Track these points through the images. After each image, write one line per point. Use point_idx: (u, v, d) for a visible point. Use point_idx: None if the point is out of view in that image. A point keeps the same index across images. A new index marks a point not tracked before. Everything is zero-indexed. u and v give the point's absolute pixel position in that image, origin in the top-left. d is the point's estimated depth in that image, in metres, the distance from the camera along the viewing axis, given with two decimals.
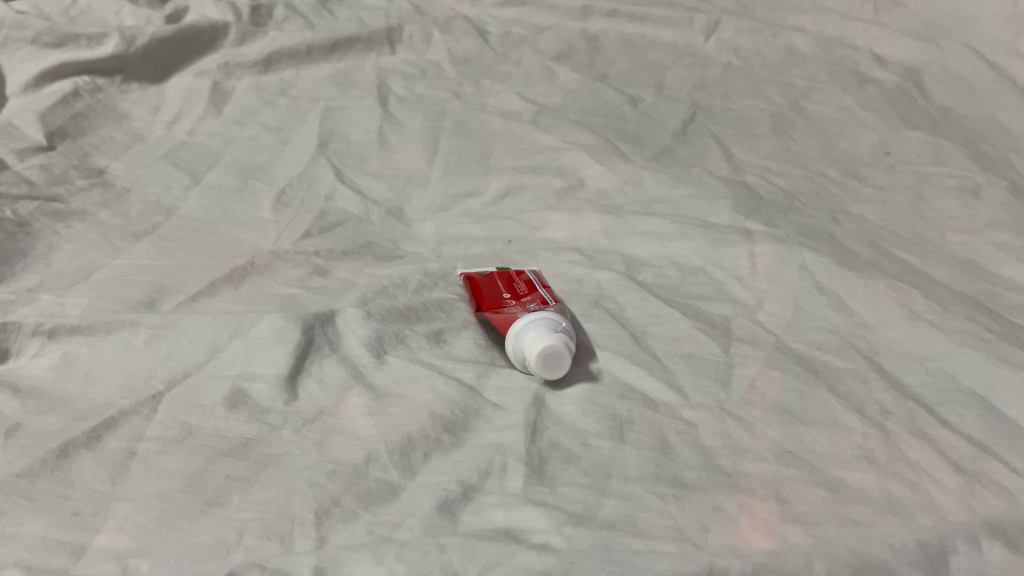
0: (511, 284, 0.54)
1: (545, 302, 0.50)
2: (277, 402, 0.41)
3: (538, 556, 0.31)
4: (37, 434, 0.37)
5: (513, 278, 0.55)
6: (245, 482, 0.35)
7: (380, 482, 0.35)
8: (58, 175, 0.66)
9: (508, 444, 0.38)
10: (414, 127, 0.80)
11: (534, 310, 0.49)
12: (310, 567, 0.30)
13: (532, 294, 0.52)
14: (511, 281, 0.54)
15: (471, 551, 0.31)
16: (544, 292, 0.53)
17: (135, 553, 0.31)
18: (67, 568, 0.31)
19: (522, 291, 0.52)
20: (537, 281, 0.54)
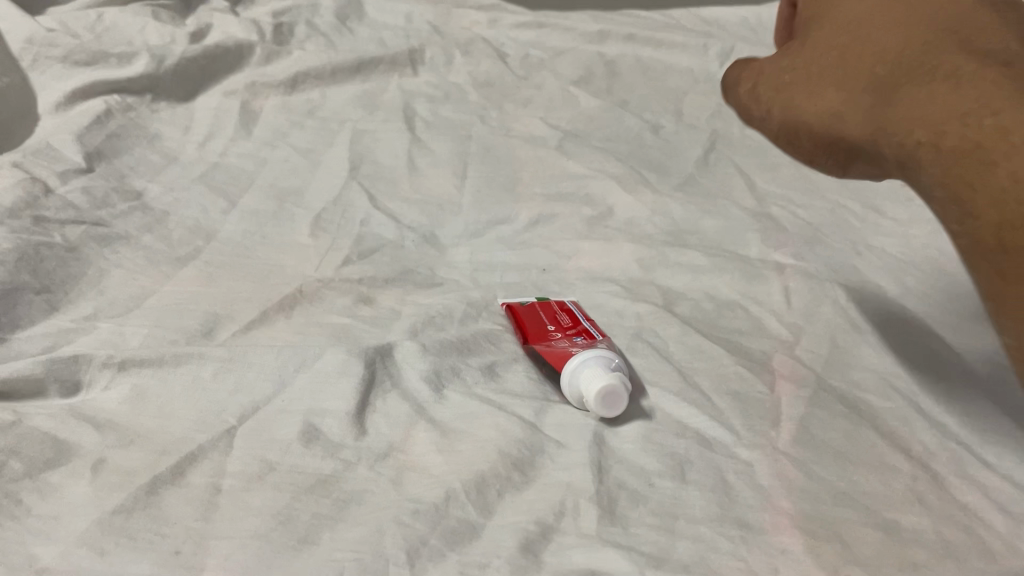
0: (556, 316, 0.55)
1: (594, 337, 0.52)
2: (348, 437, 0.42)
3: None
4: (123, 469, 0.39)
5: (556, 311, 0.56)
6: (332, 520, 0.36)
7: (462, 521, 0.37)
8: (100, 199, 0.67)
9: (578, 482, 0.39)
10: (442, 152, 0.82)
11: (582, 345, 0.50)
12: None
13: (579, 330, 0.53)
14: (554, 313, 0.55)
15: None
16: (589, 327, 0.54)
17: None
18: None
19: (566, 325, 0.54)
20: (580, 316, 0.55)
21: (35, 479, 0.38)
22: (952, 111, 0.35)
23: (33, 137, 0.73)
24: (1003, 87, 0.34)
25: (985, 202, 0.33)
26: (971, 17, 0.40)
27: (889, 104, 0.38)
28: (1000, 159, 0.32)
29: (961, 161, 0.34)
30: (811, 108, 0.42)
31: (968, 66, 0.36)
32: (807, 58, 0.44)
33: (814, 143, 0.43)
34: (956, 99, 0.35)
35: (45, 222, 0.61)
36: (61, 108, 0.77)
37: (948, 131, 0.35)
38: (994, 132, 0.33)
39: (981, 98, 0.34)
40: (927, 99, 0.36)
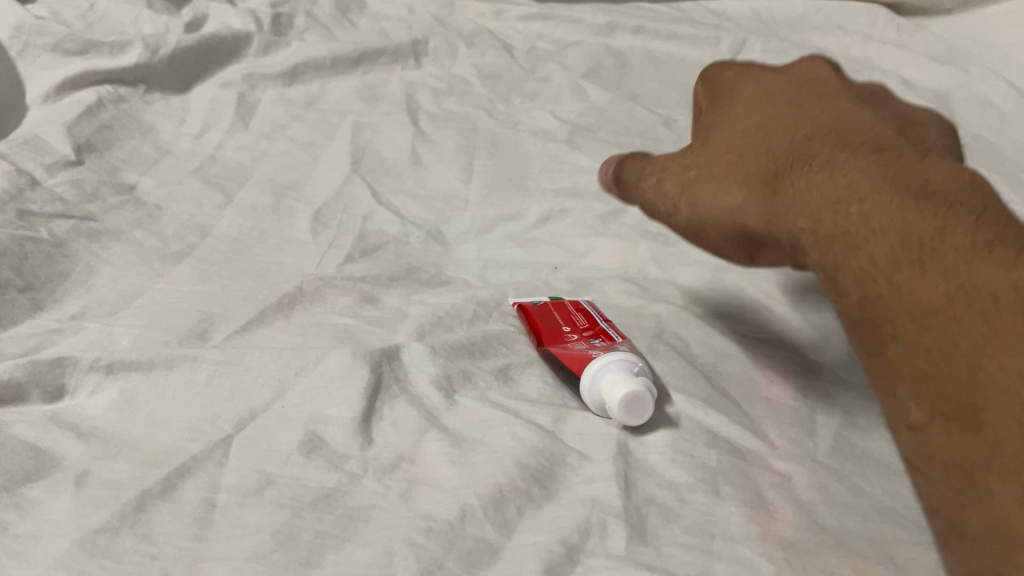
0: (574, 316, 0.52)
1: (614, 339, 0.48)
2: (353, 447, 0.39)
3: None
4: (109, 482, 0.35)
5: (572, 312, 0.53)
6: (337, 540, 0.33)
7: (479, 541, 0.34)
8: (90, 192, 0.64)
9: (603, 498, 0.36)
10: (447, 145, 0.79)
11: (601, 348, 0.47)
12: None
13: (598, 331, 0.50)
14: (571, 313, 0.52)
15: None
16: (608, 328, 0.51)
17: None
18: None
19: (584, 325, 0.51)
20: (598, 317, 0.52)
21: (13, 493, 0.35)
22: (828, 198, 0.36)
23: (21, 129, 0.70)
24: (872, 173, 0.36)
25: (853, 285, 0.34)
26: (845, 113, 0.42)
27: (777, 195, 0.39)
28: (862, 247, 0.34)
29: (831, 246, 0.35)
30: (707, 199, 0.42)
31: (842, 155, 0.38)
32: (705, 157, 0.44)
33: (723, 237, 0.42)
34: (829, 188, 0.37)
35: (31, 217, 0.58)
36: (50, 99, 0.74)
37: (823, 219, 0.36)
38: (858, 221, 0.35)
39: (850, 186, 0.36)
40: (808, 189, 0.38)
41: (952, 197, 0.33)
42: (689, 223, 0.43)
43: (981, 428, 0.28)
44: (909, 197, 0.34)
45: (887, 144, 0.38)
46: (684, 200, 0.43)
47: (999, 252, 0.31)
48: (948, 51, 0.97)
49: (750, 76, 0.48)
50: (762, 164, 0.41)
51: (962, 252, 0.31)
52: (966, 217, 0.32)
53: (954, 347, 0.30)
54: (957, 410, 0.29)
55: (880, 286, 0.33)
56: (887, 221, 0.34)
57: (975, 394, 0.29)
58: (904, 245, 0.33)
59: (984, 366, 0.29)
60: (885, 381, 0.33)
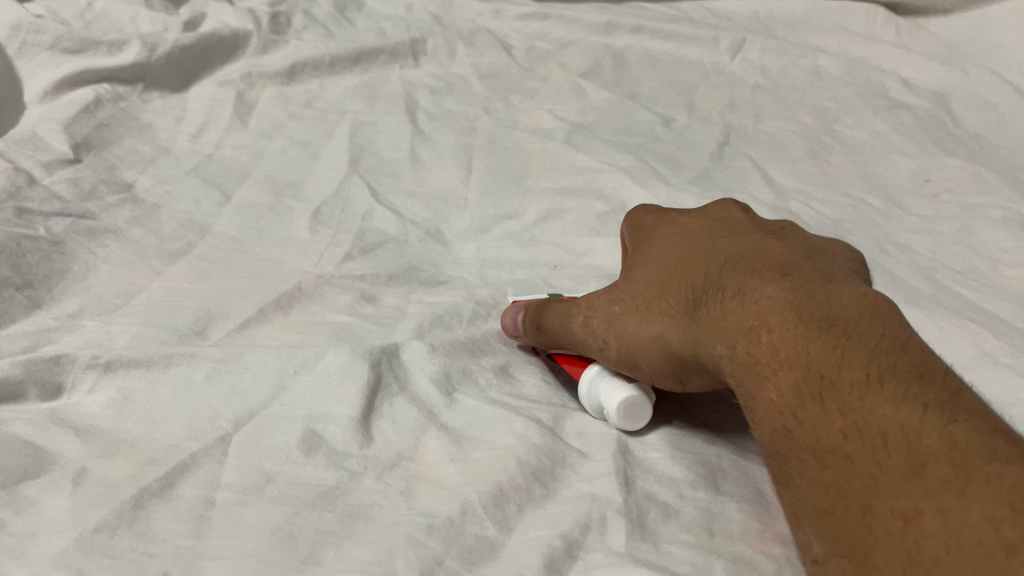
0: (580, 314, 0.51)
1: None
2: (352, 445, 0.39)
3: None
4: (107, 480, 0.35)
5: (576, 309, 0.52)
6: (337, 537, 0.33)
7: (480, 539, 0.34)
8: (88, 191, 0.63)
9: (603, 494, 0.36)
10: (446, 144, 0.78)
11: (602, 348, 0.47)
12: None
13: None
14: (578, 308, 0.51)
15: None
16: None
17: None
18: None
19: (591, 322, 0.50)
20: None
21: (10, 491, 0.34)
22: (739, 326, 0.35)
23: (18, 128, 0.70)
24: (781, 297, 0.35)
25: (766, 418, 0.33)
26: (760, 242, 0.41)
27: (695, 319, 0.38)
28: (773, 380, 0.33)
29: (743, 376, 0.34)
30: (631, 329, 0.40)
31: (754, 279, 0.37)
32: (628, 290, 0.43)
33: (649, 368, 0.39)
34: (742, 314, 0.36)
35: (28, 215, 0.58)
36: (48, 97, 0.74)
37: (737, 346, 0.35)
38: (768, 351, 0.34)
39: (758, 314, 0.35)
40: (724, 314, 0.37)
41: (854, 329, 0.33)
42: (614, 358, 0.41)
43: (871, 570, 0.27)
44: (812, 328, 0.33)
45: (794, 265, 0.38)
46: (610, 330, 0.41)
47: (891, 387, 0.30)
48: (947, 49, 0.97)
49: (668, 222, 0.47)
50: (681, 293, 0.39)
51: (859, 389, 0.31)
52: (863, 348, 0.32)
53: (853, 487, 0.29)
54: (849, 548, 0.28)
55: (787, 420, 0.32)
56: (794, 353, 0.33)
57: (868, 531, 0.28)
58: (807, 379, 0.32)
59: (876, 509, 0.28)
60: (790, 518, 0.31)
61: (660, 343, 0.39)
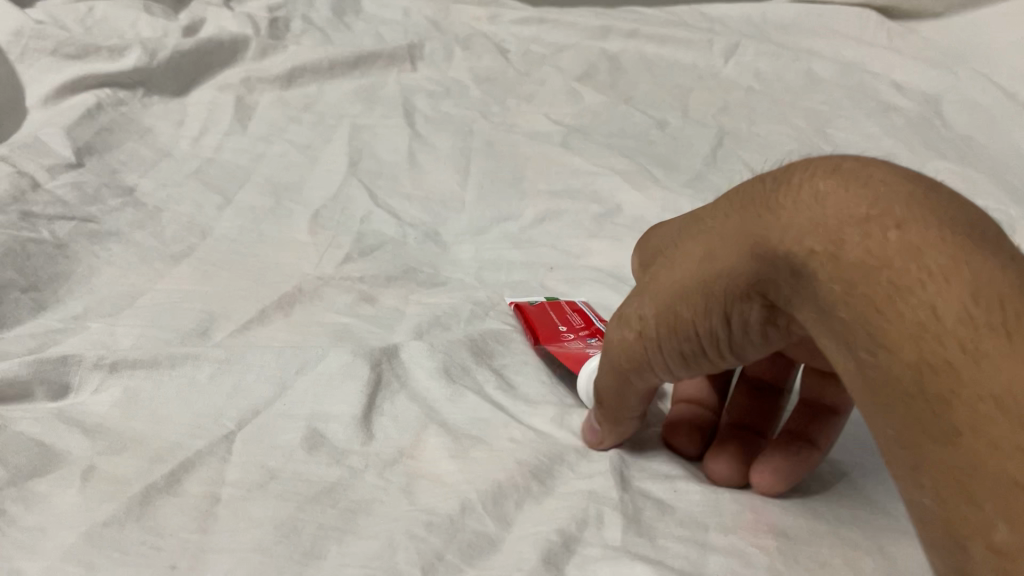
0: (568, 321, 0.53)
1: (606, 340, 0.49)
2: (355, 443, 0.39)
3: None
4: (114, 477, 0.36)
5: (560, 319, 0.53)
6: (340, 532, 0.34)
7: (479, 534, 0.34)
8: (90, 195, 0.64)
9: (600, 490, 0.37)
10: (443, 147, 0.79)
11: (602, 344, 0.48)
12: None
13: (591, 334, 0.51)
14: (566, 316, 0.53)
15: None
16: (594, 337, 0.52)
17: None
18: None
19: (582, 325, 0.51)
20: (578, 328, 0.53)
21: (20, 487, 0.35)
22: (847, 220, 0.25)
23: (20, 132, 0.70)
24: (906, 184, 0.25)
25: (895, 335, 0.22)
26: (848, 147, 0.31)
27: (763, 222, 0.28)
28: (911, 284, 0.22)
29: (856, 292, 0.24)
30: (675, 261, 0.32)
31: (857, 164, 0.27)
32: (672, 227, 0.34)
33: (695, 303, 0.31)
34: (852, 200, 0.25)
35: (32, 219, 0.58)
36: (50, 102, 0.75)
37: (848, 238, 0.24)
38: (901, 247, 0.23)
39: (877, 202, 0.25)
40: (818, 207, 0.26)
41: None
42: (650, 317, 0.33)
43: None
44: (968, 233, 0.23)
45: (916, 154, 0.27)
46: (648, 290, 0.33)
47: None
48: (938, 53, 0.99)
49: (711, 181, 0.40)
50: (745, 200, 0.30)
51: None
52: None
53: None
54: None
55: (930, 350, 0.21)
56: (945, 258, 0.22)
57: None
58: (973, 294, 0.21)
59: None
60: (944, 496, 0.21)
61: (709, 263, 0.30)
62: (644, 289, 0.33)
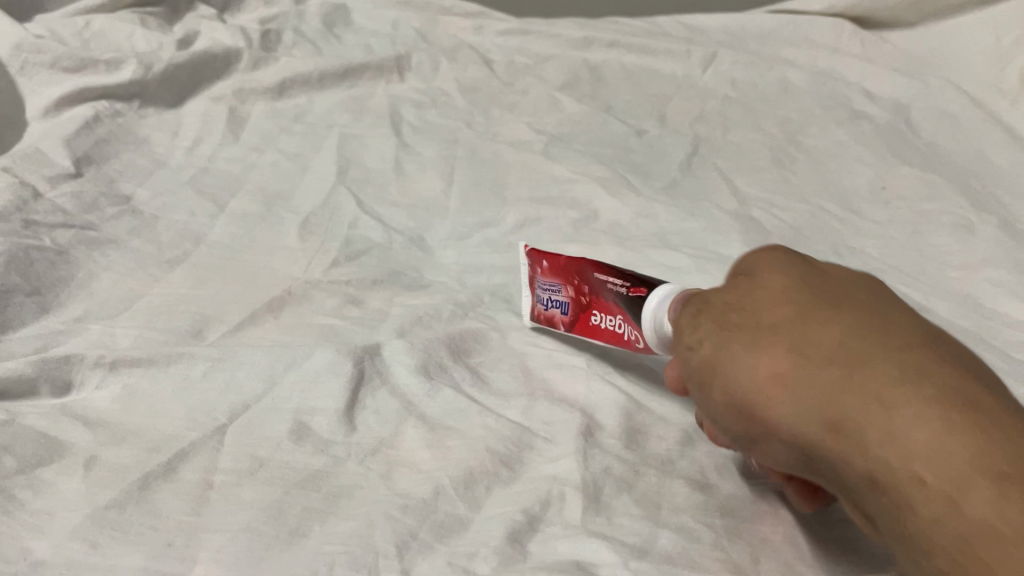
0: (587, 285, 0.53)
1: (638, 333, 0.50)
2: (339, 434, 0.43)
3: None
4: (115, 466, 0.39)
5: (570, 291, 0.54)
6: (322, 514, 0.37)
7: (450, 515, 0.37)
8: (89, 204, 0.67)
9: (564, 473, 0.40)
10: (429, 156, 0.83)
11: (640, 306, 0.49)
12: None
13: (620, 309, 0.51)
14: (585, 274, 0.54)
15: None
16: (607, 334, 0.52)
17: None
18: None
19: (610, 284, 0.52)
20: (577, 318, 0.54)
21: (29, 475, 0.38)
22: (981, 477, 0.29)
23: (21, 144, 0.73)
24: None
25: None
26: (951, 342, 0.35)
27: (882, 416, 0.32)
28: None
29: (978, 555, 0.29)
30: (771, 388, 0.34)
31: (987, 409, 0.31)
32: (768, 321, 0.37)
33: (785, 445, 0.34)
34: (986, 454, 0.30)
35: (34, 226, 0.62)
36: (48, 114, 0.78)
37: (975, 495, 0.29)
38: None
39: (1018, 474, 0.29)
40: (946, 443, 0.30)
41: None
42: (722, 395, 0.36)
43: None
44: None
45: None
46: (735, 391, 0.36)
47: None
48: (910, 63, 1.02)
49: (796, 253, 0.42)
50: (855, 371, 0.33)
51: None
52: None
53: None
54: None
55: None
56: None
57: None
58: None
59: None
60: None
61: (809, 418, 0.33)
62: (729, 354, 0.36)
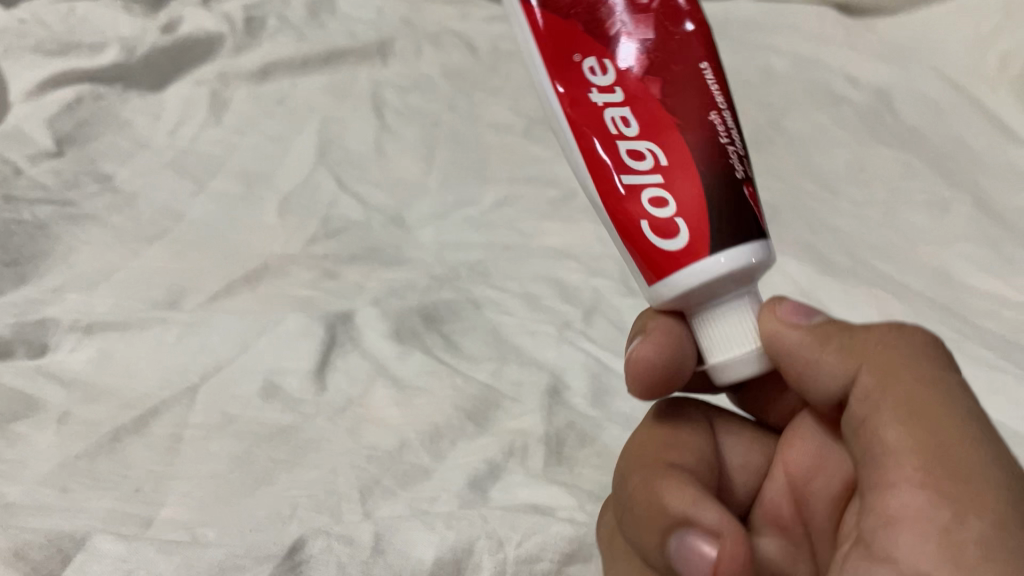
0: (671, 59, 0.35)
1: (683, 205, 0.33)
2: (308, 394, 0.44)
3: (571, 526, 0.37)
4: (87, 421, 0.40)
5: (636, 2, 0.35)
6: (288, 464, 0.39)
7: (415, 465, 0.40)
8: (69, 180, 0.68)
9: (529, 428, 0.42)
10: (411, 138, 0.83)
11: (738, 232, 0.32)
12: (372, 534, 0.35)
13: (681, 143, 0.34)
14: (683, 41, 0.35)
15: (513, 521, 0.36)
16: (601, 110, 0.35)
17: (200, 524, 0.35)
18: (139, 534, 0.35)
19: (714, 111, 0.34)
20: (584, 30, 0.35)
21: (3, 428, 0.39)
22: None
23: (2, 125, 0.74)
24: None
25: None
26: None
27: None
28: None
29: None
30: None
31: None
32: None
33: None
34: None
35: (15, 202, 0.63)
36: (31, 96, 0.78)
37: None
38: None
39: None
40: None
41: None
42: None
43: None
44: None
45: None
46: None
47: None
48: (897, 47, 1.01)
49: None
50: None
51: None
52: None
53: None
54: None
55: None
56: None
57: None
58: None
59: None
60: None
61: None
62: None
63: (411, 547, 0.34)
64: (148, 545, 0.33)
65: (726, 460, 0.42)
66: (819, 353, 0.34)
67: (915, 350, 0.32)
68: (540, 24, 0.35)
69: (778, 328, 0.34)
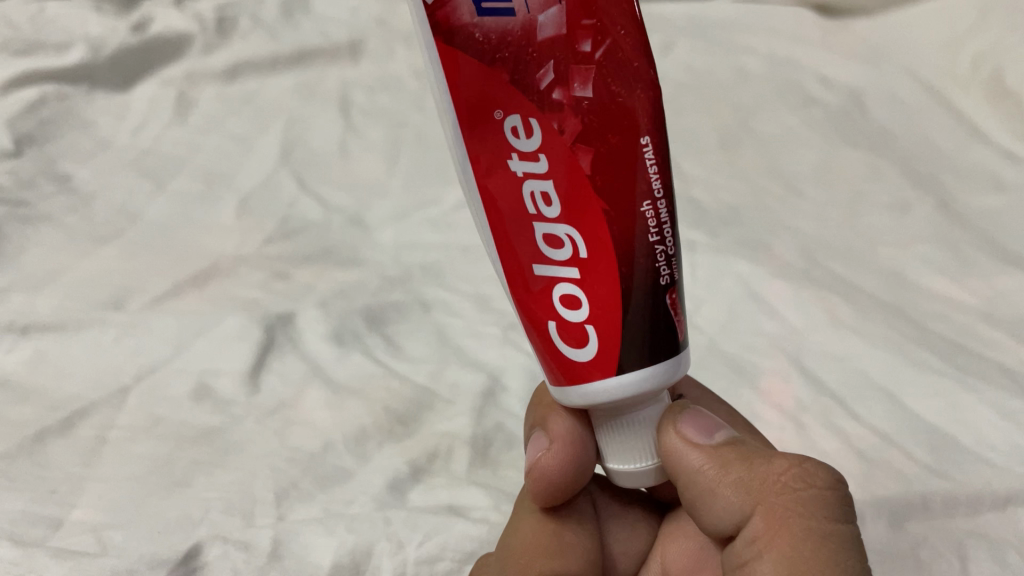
0: (610, 126, 0.27)
1: (597, 312, 0.29)
2: (240, 395, 0.47)
3: (476, 526, 0.42)
4: (14, 422, 0.44)
5: (576, 47, 0.26)
6: (209, 466, 0.44)
7: (337, 467, 0.44)
8: (26, 180, 0.70)
9: (457, 431, 0.47)
10: (374, 138, 0.82)
11: (649, 357, 0.29)
12: (270, 537, 0.40)
13: (605, 241, 0.28)
14: (627, 103, 0.27)
15: (416, 522, 0.42)
16: (521, 182, 0.28)
17: (107, 527, 0.40)
18: (46, 538, 0.39)
19: (647, 199, 0.28)
20: (512, 81, 0.27)
21: None
22: None
23: None
24: None
25: None
26: None
27: None
28: None
29: None
30: None
31: None
32: None
33: None
34: None
35: None
36: None
37: None
38: None
39: None
40: None
41: None
42: None
43: None
44: None
45: None
46: None
47: None
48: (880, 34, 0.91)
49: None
50: None
51: None
52: None
53: None
54: None
55: None
56: None
57: None
58: None
59: None
60: None
61: None
62: None
63: (309, 553, 0.40)
64: (41, 552, 0.38)
65: (612, 549, 0.42)
66: (718, 481, 0.33)
67: (816, 503, 0.31)
68: (457, 67, 0.27)
69: (679, 446, 0.32)
